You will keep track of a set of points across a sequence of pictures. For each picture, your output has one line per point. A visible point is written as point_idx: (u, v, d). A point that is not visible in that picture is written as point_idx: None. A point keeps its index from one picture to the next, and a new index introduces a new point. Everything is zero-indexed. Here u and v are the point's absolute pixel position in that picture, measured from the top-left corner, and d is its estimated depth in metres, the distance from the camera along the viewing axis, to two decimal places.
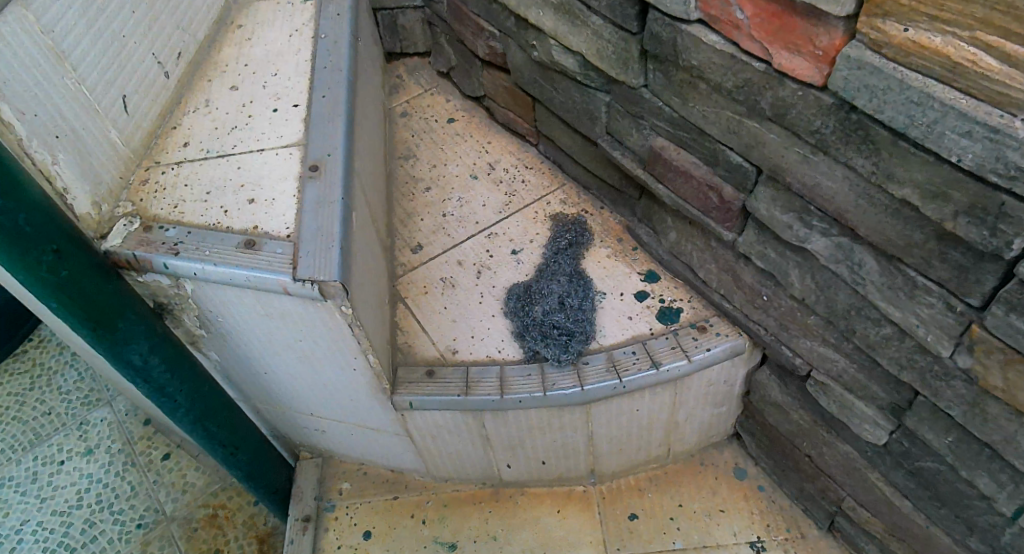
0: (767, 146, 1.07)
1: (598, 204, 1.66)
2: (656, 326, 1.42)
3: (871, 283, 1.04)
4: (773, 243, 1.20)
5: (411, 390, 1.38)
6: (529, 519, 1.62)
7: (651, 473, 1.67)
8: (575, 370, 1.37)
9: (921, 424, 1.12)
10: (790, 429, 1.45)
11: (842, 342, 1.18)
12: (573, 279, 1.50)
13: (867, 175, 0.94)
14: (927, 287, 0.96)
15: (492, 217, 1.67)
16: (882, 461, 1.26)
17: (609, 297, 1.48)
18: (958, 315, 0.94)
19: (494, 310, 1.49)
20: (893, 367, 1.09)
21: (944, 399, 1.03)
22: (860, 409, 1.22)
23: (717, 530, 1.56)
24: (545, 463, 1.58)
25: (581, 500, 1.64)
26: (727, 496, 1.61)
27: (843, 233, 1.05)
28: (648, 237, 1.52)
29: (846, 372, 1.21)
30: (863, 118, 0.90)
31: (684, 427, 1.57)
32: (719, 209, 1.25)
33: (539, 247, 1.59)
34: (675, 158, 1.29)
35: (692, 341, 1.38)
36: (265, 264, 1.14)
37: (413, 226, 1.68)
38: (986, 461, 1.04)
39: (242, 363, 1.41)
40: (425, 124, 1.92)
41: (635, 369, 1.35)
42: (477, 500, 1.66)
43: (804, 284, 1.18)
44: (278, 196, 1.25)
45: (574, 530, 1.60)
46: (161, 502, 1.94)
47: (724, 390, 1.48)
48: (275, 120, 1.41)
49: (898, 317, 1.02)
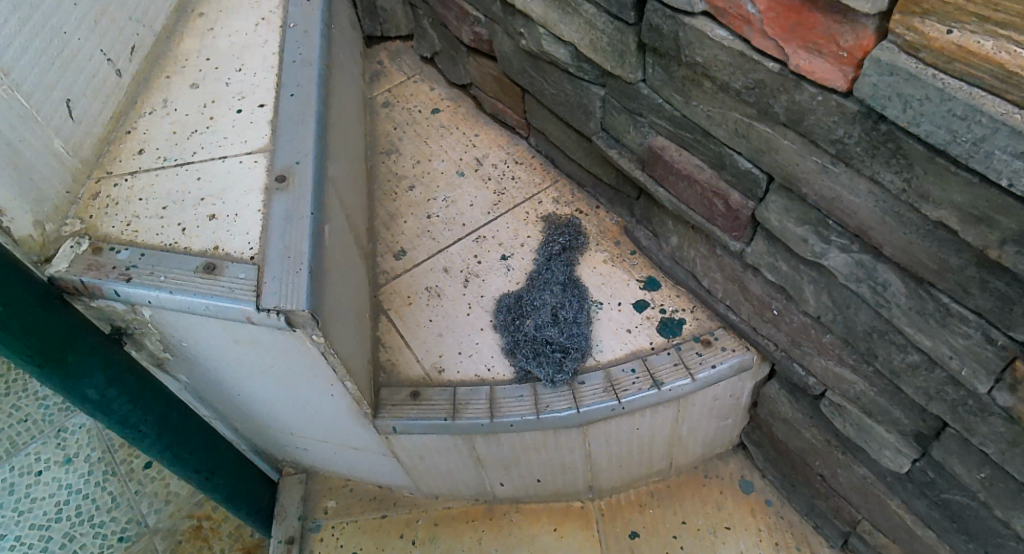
0: (781, 153, 0.96)
1: (594, 203, 1.54)
2: (657, 340, 1.32)
3: (898, 306, 0.95)
4: (785, 255, 1.10)
5: (395, 414, 1.28)
6: (525, 538, 1.56)
7: (653, 487, 1.62)
8: (571, 390, 1.27)
9: (949, 457, 1.05)
10: (802, 447, 1.39)
11: (861, 363, 1.10)
12: (567, 288, 1.39)
13: (897, 192, 0.83)
14: (963, 315, 0.87)
15: (481, 218, 1.55)
16: (903, 488, 1.21)
17: (606, 306, 1.38)
18: (999, 348, 0.85)
19: (484, 323, 1.38)
20: (920, 396, 1.01)
21: (978, 435, 0.95)
22: (880, 433, 1.15)
23: (723, 548, 1.52)
24: (541, 480, 1.50)
25: (580, 516, 1.58)
26: (733, 511, 1.57)
27: (865, 249, 0.96)
28: (647, 241, 1.41)
29: (864, 394, 1.14)
30: (894, 129, 0.79)
31: (687, 440, 1.49)
32: (726, 216, 1.15)
33: (531, 252, 1.47)
34: (676, 160, 1.18)
35: (696, 356, 1.29)
36: (225, 292, 1.02)
37: (396, 229, 1.56)
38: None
39: (215, 385, 1.29)
40: (409, 114, 1.79)
41: (636, 389, 1.26)
42: (470, 518, 1.58)
43: (820, 301, 1.09)
44: (242, 210, 1.14)
45: (573, 549, 1.54)
46: (144, 513, 1.86)
47: (730, 402, 1.41)
48: (239, 123, 1.28)
49: (928, 345, 0.93)
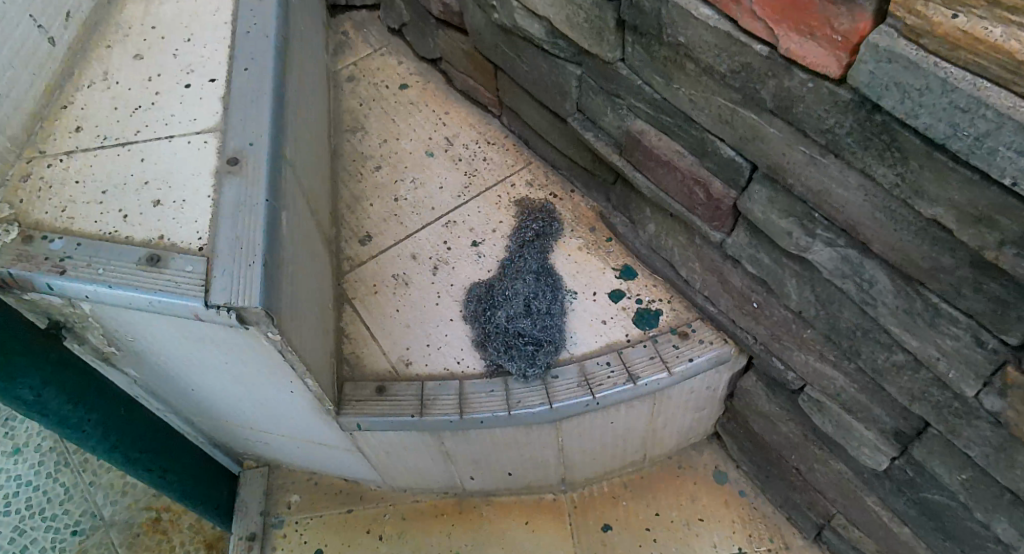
0: (767, 141, 0.91)
1: (569, 186, 1.48)
2: (633, 332, 1.27)
3: (884, 304, 0.91)
4: (767, 247, 1.06)
5: (359, 410, 1.22)
6: (496, 532, 1.52)
7: (627, 479, 1.59)
8: (544, 385, 1.22)
9: (930, 457, 1.03)
10: (779, 440, 1.37)
11: (842, 360, 1.07)
12: (541, 277, 1.34)
13: (889, 187, 0.78)
14: (953, 317, 0.83)
15: (450, 201, 1.48)
16: (881, 484, 1.19)
17: (581, 296, 1.32)
18: (989, 352, 0.81)
19: (453, 314, 1.32)
20: (903, 396, 0.97)
21: (963, 437, 0.93)
22: (860, 431, 1.13)
23: (697, 541, 1.50)
24: (512, 474, 1.45)
25: (552, 510, 1.55)
26: (707, 503, 1.55)
27: (851, 244, 0.91)
28: (624, 227, 1.36)
29: (845, 390, 1.10)
30: (889, 120, 0.74)
31: (662, 432, 1.46)
32: (707, 205, 1.09)
33: (503, 238, 1.41)
34: (656, 145, 1.12)
35: (673, 350, 1.24)
36: (170, 286, 0.95)
37: (361, 212, 1.48)
38: (1007, 505, 0.96)
39: (166, 381, 1.21)
40: (375, 89, 1.70)
41: (611, 384, 1.21)
42: (439, 512, 1.54)
43: (802, 296, 1.04)
44: (189, 196, 1.05)
45: (545, 544, 1.51)
46: (99, 505, 1.78)
47: (707, 394, 1.37)
48: (188, 99, 1.19)
49: (915, 346, 0.89)
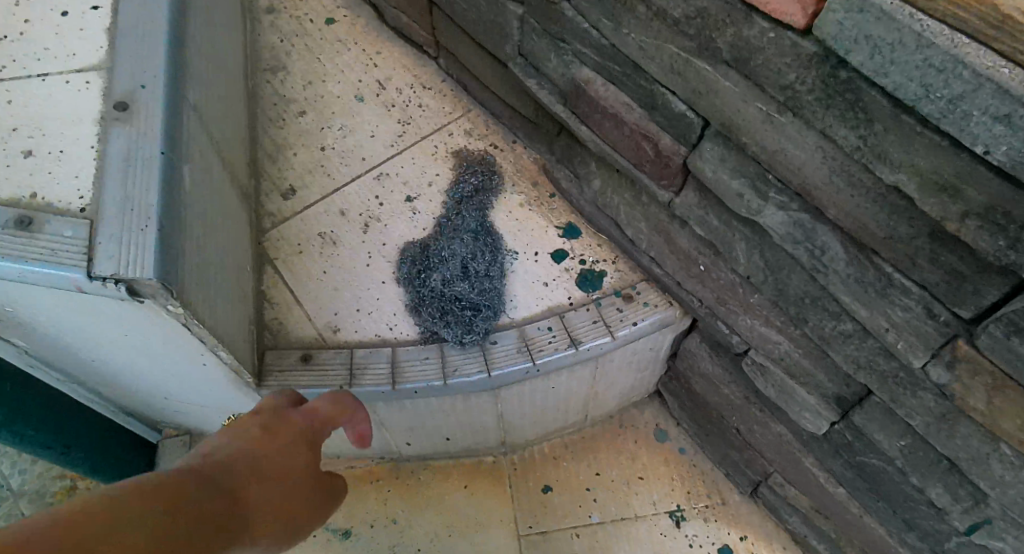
0: (721, 96, 0.84)
1: (510, 137, 1.39)
2: (576, 294, 1.22)
3: (835, 273, 0.86)
4: (717, 209, 1.00)
5: (283, 381, 1.13)
6: (434, 497, 1.48)
7: (568, 439, 1.56)
8: (482, 351, 1.16)
9: (870, 424, 1.01)
10: (720, 401, 1.34)
11: (788, 326, 1.03)
12: (479, 237, 1.25)
13: (850, 150, 0.72)
14: (906, 288, 0.79)
15: (382, 151, 1.37)
16: (819, 447, 1.18)
17: (522, 257, 1.26)
18: (940, 325, 0.78)
19: (385, 276, 1.23)
20: (848, 365, 0.94)
21: (905, 408, 0.90)
22: (802, 396, 1.10)
23: (636, 500, 1.49)
24: (450, 439, 1.40)
25: (491, 472, 1.52)
26: (647, 461, 1.54)
27: (805, 208, 0.86)
28: (567, 183, 1.28)
29: (789, 356, 1.07)
30: (855, 77, 0.68)
31: (604, 394, 1.42)
32: (655, 162, 1.02)
33: (439, 193, 1.32)
34: (602, 96, 1.03)
35: (617, 313, 1.19)
36: (45, 255, 0.83)
37: (284, 162, 1.35)
38: (944, 473, 0.94)
39: (62, 351, 1.09)
40: (299, 24, 1.55)
41: (551, 350, 1.16)
42: (375, 478, 1.49)
43: (751, 261, 1.00)
44: (68, 147, 0.92)
45: (483, 507, 1.47)
46: (5, 475, 1.65)
47: (650, 355, 1.34)
48: (66, 31, 1.04)
49: (864, 317, 0.86)
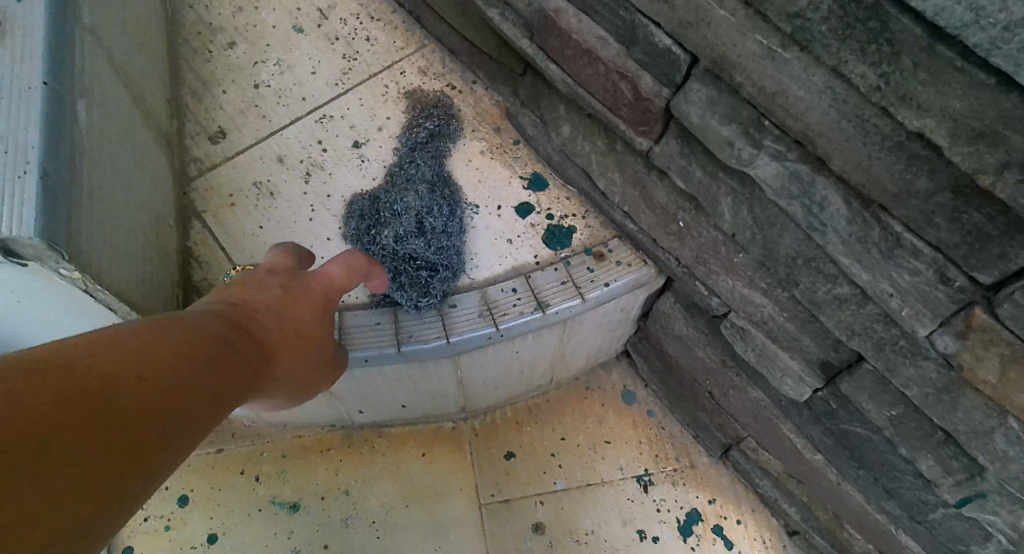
0: (716, 27, 0.73)
1: (470, 76, 1.25)
2: (543, 253, 1.12)
3: (834, 232, 0.77)
4: (702, 159, 0.90)
5: None
6: (388, 466, 1.38)
7: (531, 403, 1.48)
8: (440, 316, 1.05)
9: (858, 392, 0.94)
10: (694, 364, 1.27)
11: (774, 288, 0.95)
12: (435, 188, 1.12)
13: (868, 91, 0.63)
14: (917, 249, 0.71)
15: (325, 91, 1.22)
16: (797, 413, 1.11)
17: (484, 212, 1.14)
18: (953, 291, 0.70)
19: (330, 232, 1.09)
20: (841, 331, 0.86)
21: (902, 377, 0.83)
22: (785, 361, 1.03)
23: (602, 465, 1.42)
24: (406, 407, 1.30)
25: (450, 439, 1.42)
26: (614, 425, 1.47)
27: (804, 159, 0.76)
28: (533, 128, 1.16)
29: (772, 319, 0.99)
30: (885, 3, 0.59)
31: (571, 357, 1.34)
32: (633, 106, 0.91)
33: (391, 139, 1.18)
34: (575, 28, 0.91)
35: (587, 273, 1.09)
36: None
37: (211, 101, 1.19)
38: (937, 445, 0.88)
39: None
40: None
41: (516, 314, 1.06)
42: (324, 448, 1.38)
43: (737, 217, 0.90)
44: None
45: (443, 476, 1.38)
46: None
47: (620, 317, 1.25)
48: None
49: (865, 281, 0.77)
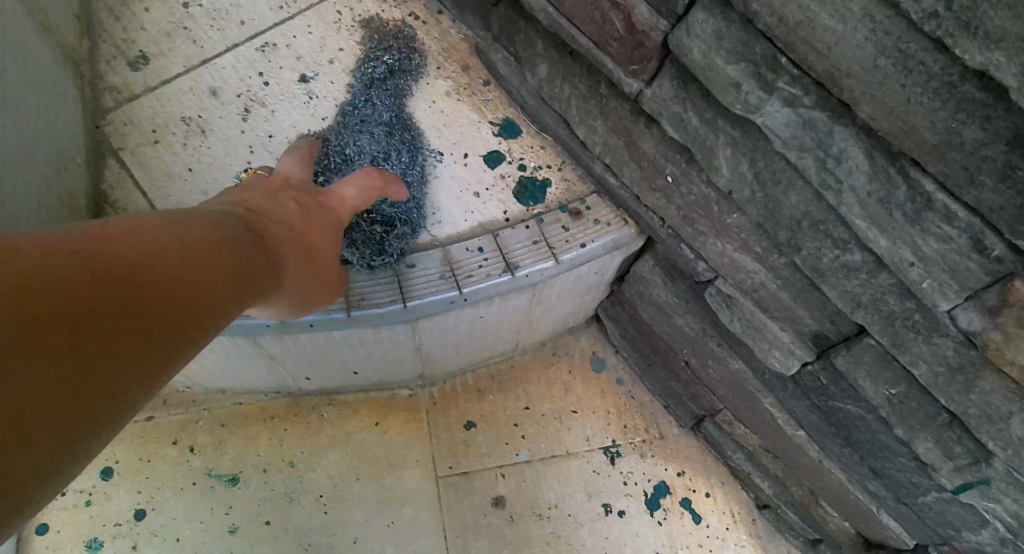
0: None
1: (435, 6, 1.11)
2: (513, 209, 1.00)
3: (852, 191, 0.68)
4: (700, 104, 0.79)
5: None
6: (338, 436, 1.27)
7: (494, 370, 1.38)
8: (396, 277, 0.93)
9: (855, 368, 0.86)
10: (671, 332, 1.18)
11: (771, 253, 0.85)
12: (394, 132, 1.00)
13: (919, 21, 0.55)
14: (951, 213, 0.62)
15: (267, 15, 1.06)
16: (782, 387, 1.04)
17: (448, 160, 1.01)
18: (988, 262, 0.62)
19: None
20: (845, 303, 0.78)
21: (910, 355, 0.75)
22: (774, 333, 0.94)
23: (569, 436, 1.34)
24: (358, 373, 1.19)
25: (407, 408, 1.32)
26: (582, 393, 1.38)
27: (823, 106, 0.66)
28: (505, 67, 1.03)
29: (764, 287, 0.90)
30: None
31: (539, 322, 1.24)
32: (624, 41, 0.79)
33: (344, 73, 1.04)
34: None
35: (562, 233, 0.99)
36: None
37: (131, 20, 1.02)
38: (940, 426, 0.81)
39: None
40: None
41: (482, 276, 0.95)
42: (266, 416, 1.26)
43: (735, 172, 0.80)
44: None
45: (398, 447, 1.28)
46: None
47: (593, 280, 1.15)
48: None
49: (882, 248, 0.68)
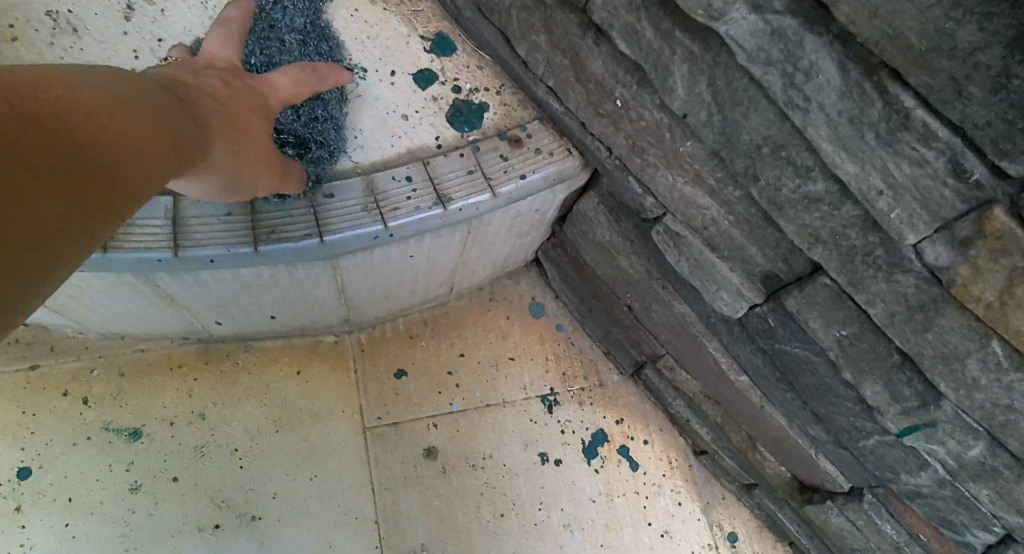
0: None
1: None
2: (446, 136, 0.90)
3: (820, 111, 0.61)
4: (656, 13, 0.71)
5: None
6: (255, 386, 1.16)
7: (426, 316, 1.29)
8: (312, 208, 0.83)
9: (805, 309, 0.81)
10: (613, 275, 1.12)
11: (724, 186, 0.79)
12: (309, 41, 0.87)
13: None
14: (929, 133, 0.56)
15: None
16: (727, 332, 0.99)
17: (371, 76, 0.91)
18: (965, 188, 0.57)
19: None
20: (801, 239, 0.72)
21: (867, 294, 0.71)
22: (722, 274, 0.88)
23: (505, 384, 1.27)
24: (276, 317, 1.08)
25: (332, 356, 1.22)
26: (519, 340, 1.31)
27: (794, 11, 0.59)
28: None
29: (715, 224, 0.84)
30: None
31: (474, 264, 1.15)
32: None
33: None
34: None
35: (499, 163, 0.90)
36: None
37: None
38: (891, 368, 0.78)
39: None
40: None
41: (410, 209, 0.85)
42: (173, 365, 1.14)
43: (691, 93, 0.72)
44: None
45: (322, 398, 1.18)
46: None
47: (533, 218, 1.07)
48: None
49: (849, 175, 0.63)
